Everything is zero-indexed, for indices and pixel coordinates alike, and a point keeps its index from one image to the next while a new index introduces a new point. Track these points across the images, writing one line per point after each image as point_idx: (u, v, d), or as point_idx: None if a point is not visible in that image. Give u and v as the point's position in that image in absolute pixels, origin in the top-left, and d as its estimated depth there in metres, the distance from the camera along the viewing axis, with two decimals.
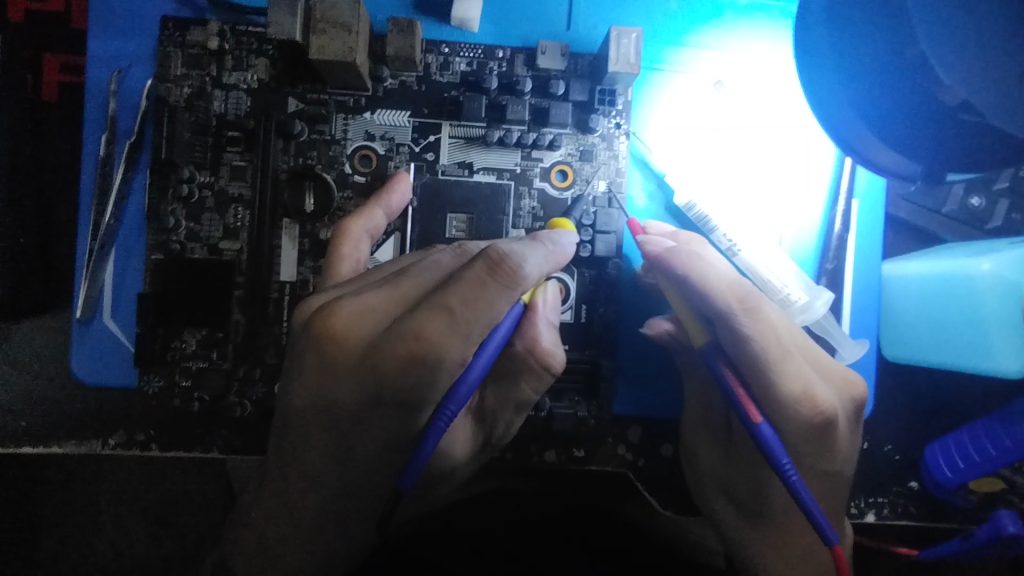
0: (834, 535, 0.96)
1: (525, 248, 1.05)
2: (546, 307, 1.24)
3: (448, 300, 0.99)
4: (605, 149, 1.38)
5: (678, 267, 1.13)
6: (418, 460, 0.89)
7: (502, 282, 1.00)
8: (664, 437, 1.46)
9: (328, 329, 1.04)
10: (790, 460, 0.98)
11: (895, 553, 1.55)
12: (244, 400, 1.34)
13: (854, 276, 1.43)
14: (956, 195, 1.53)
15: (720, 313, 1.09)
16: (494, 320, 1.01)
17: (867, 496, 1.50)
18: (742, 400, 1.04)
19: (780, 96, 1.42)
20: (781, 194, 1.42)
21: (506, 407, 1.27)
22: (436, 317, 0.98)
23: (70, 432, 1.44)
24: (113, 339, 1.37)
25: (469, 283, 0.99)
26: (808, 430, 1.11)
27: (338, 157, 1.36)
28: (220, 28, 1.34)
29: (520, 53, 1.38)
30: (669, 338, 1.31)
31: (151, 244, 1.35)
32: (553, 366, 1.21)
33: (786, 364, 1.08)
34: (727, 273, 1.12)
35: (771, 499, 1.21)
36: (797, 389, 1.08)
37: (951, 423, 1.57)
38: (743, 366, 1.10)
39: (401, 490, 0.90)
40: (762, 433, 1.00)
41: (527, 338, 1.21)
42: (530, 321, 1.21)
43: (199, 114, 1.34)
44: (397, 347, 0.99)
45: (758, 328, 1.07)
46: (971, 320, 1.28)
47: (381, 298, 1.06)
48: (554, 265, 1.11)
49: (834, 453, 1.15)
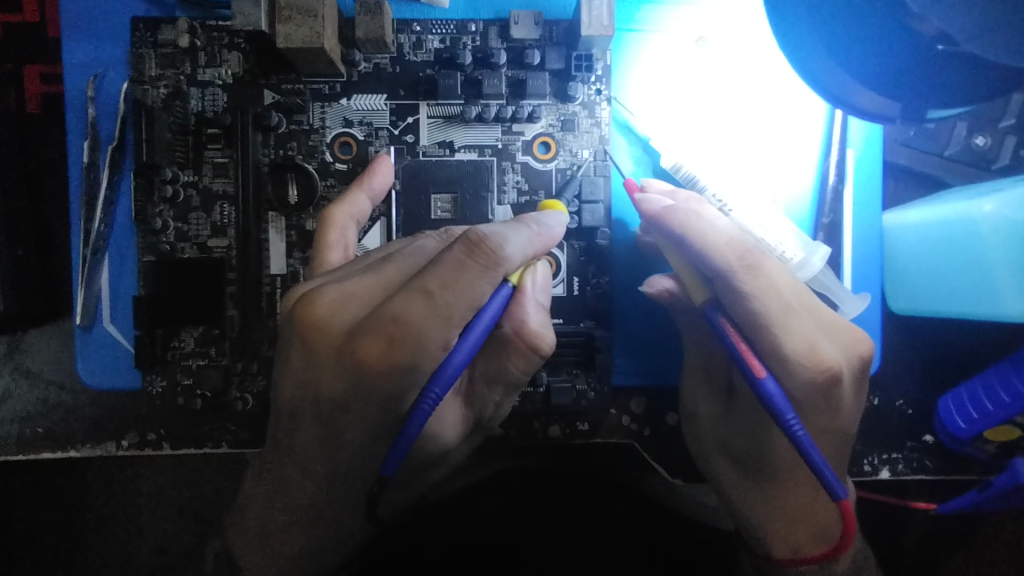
0: (842, 491, 0.93)
1: (508, 230, 1.04)
2: (535, 288, 1.19)
3: (426, 283, 0.98)
4: (587, 118, 1.35)
5: (676, 225, 1.11)
6: (402, 444, 0.89)
7: (481, 263, 0.98)
8: (666, 406, 1.46)
9: (311, 316, 1.04)
10: (795, 415, 0.94)
11: (913, 508, 1.52)
12: (245, 394, 1.36)
13: (853, 229, 1.39)
14: (960, 135, 1.47)
15: (721, 272, 1.05)
16: (476, 302, 0.99)
17: (880, 452, 1.46)
18: (745, 355, 0.99)
19: (766, 48, 1.37)
20: (772, 150, 1.38)
21: (494, 389, 1.25)
22: (416, 299, 0.97)
23: (85, 435, 1.51)
24: (114, 342, 1.39)
25: (449, 265, 0.98)
26: (812, 388, 1.08)
27: (318, 146, 1.35)
28: (189, 24, 1.33)
29: (493, 25, 1.35)
30: (670, 297, 1.26)
31: (142, 247, 1.36)
32: (542, 347, 1.19)
33: (788, 319, 1.06)
34: (727, 231, 1.08)
35: (774, 459, 1.18)
36: (801, 345, 1.06)
37: (965, 372, 1.53)
38: (743, 323, 1.06)
39: (386, 475, 0.90)
40: (764, 388, 0.96)
41: (515, 319, 1.18)
42: (518, 302, 1.17)
43: (178, 114, 1.35)
44: (377, 331, 0.99)
45: (757, 285, 1.04)
46: (975, 268, 1.24)
47: (364, 284, 1.06)
48: (541, 245, 1.10)
49: (840, 411, 1.13)
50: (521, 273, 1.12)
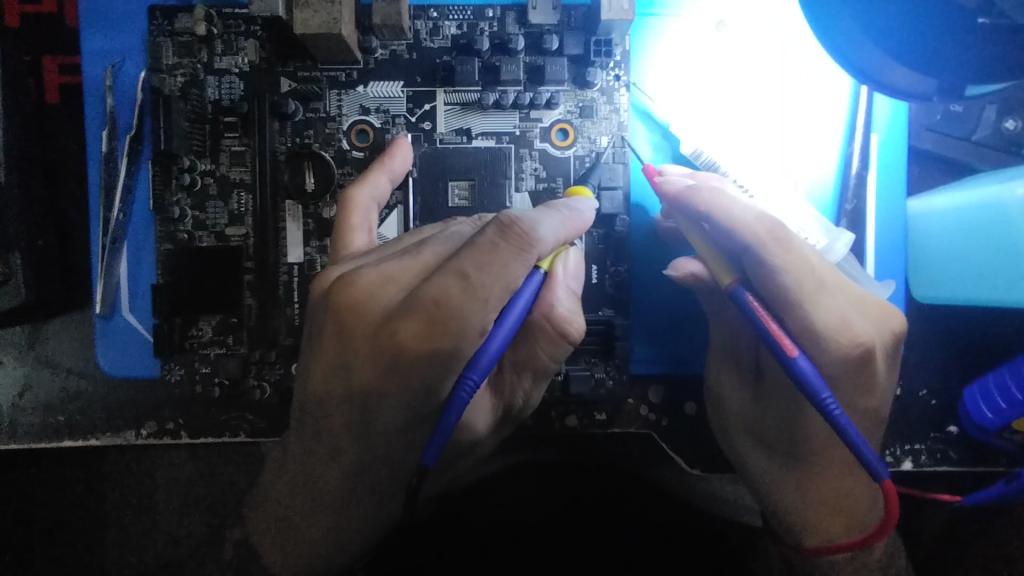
0: (884, 471, 0.89)
1: (539, 215, 1.04)
2: (566, 275, 1.22)
3: (463, 265, 0.98)
4: (605, 104, 1.34)
5: (699, 204, 1.10)
6: (442, 431, 0.88)
7: (515, 245, 0.99)
8: (686, 395, 1.43)
9: (348, 298, 1.03)
10: (831, 394, 0.93)
11: (938, 500, 1.49)
12: (263, 382, 1.36)
13: (877, 216, 1.36)
14: (989, 119, 1.43)
15: (748, 245, 1.05)
16: (511, 285, 1.00)
17: (902, 443, 1.45)
18: (774, 333, 0.97)
19: (786, 33, 1.35)
20: (795, 135, 1.35)
21: (523, 376, 1.24)
22: (452, 282, 0.97)
23: (104, 424, 1.51)
24: (133, 332, 1.40)
25: (484, 248, 0.98)
26: (848, 363, 1.06)
27: (335, 133, 1.35)
28: (206, 12, 1.33)
29: (511, 11, 1.33)
30: (694, 280, 1.23)
31: (160, 235, 1.37)
32: (571, 333, 1.18)
33: (820, 295, 1.05)
34: (754, 208, 1.08)
35: (810, 439, 1.17)
36: (833, 320, 1.04)
37: (990, 362, 1.50)
38: (772, 300, 1.05)
39: (425, 465, 0.88)
40: (799, 367, 0.95)
41: (544, 305, 1.18)
42: (549, 287, 1.18)
43: (195, 102, 1.34)
44: (416, 315, 0.98)
45: (786, 258, 1.03)
46: (1008, 250, 1.21)
47: (400, 266, 1.05)
48: (572, 230, 1.10)
49: (875, 388, 1.11)
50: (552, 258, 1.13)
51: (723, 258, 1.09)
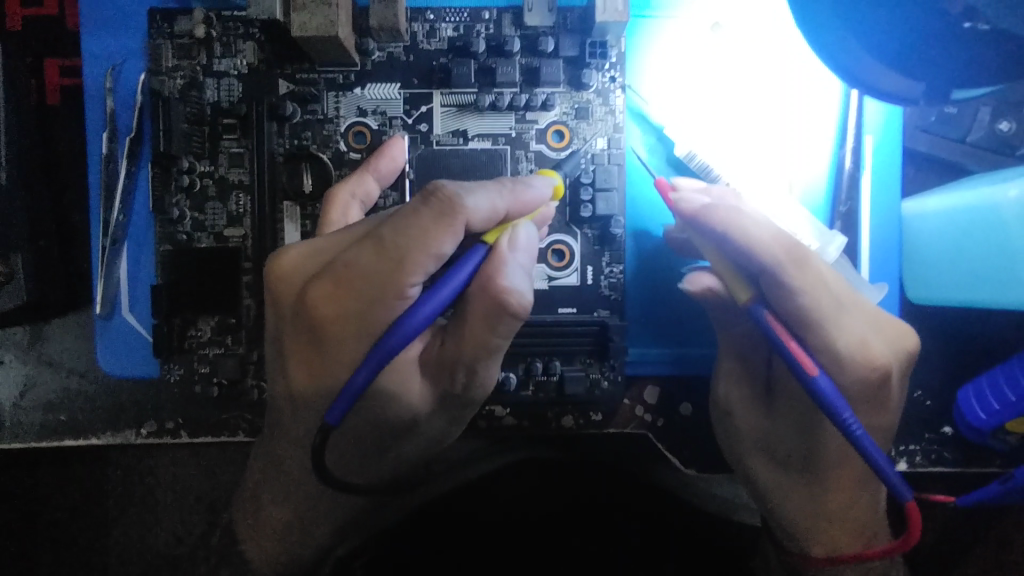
0: (907, 490, 0.93)
1: (473, 183, 1.01)
2: (514, 247, 1.03)
3: (380, 232, 1.00)
4: (601, 106, 1.34)
5: (715, 222, 1.10)
6: (348, 390, 0.91)
7: (436, 210, 0.97)
8: (681, 396, 1.44)
9: (277, 266, 1.11)
10: (853, 414, 0.96)
11: (933, 501, 1.49)
12: (261, 382, 1.38)
13: (871, 217, 1.37)
14: (982, 120, 1.44)
15: (767, 267, 1.06)
16: (435, 253, 0.99)
17: (897, 444, 1.46)
18: (794, 352, 0.98)
19: (781, 35, 1.36)
20: (789, 137, 1.36)
21: (463, 357, 1.11)
22: (368, 248, 1.00)
23: (105, 423, 1.53)
24: (133, 331, 1.41)
25: (404, 215, 0.99)
26: (866, 383, 1.12)
27: (332, 135, 1.36)
28: (206, 15, 1.34)
29: (507, 13, 1.34)
30: (711, 294, 1.22)
31: (160, 236, 1.38)
32: (514, 307, 1.02)
33: (839, 316, 1.09)
34: (772, 226, 1.09)
35: (824, 452, 1.20)
36: (852, 342, 1.09)
37: (985, 362, 1.50)
38: (792, 320, 1.08)
39: (329, 425, 0.92)
40: (819, 386, 0.96)
41: (483, 277, 1.01)
42: (492, 262, 1.02)
43: (194, 104, 1.35)
44: (329, 277, 1.02)
45: (806, 280, 1.05)
46: (1001, 251, 1.21)
47: (334, 237, 1.10)
48: (510, 198, 1.03)
49: (888, 406, 1.17)
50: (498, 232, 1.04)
51: (741, 273, 1.09)
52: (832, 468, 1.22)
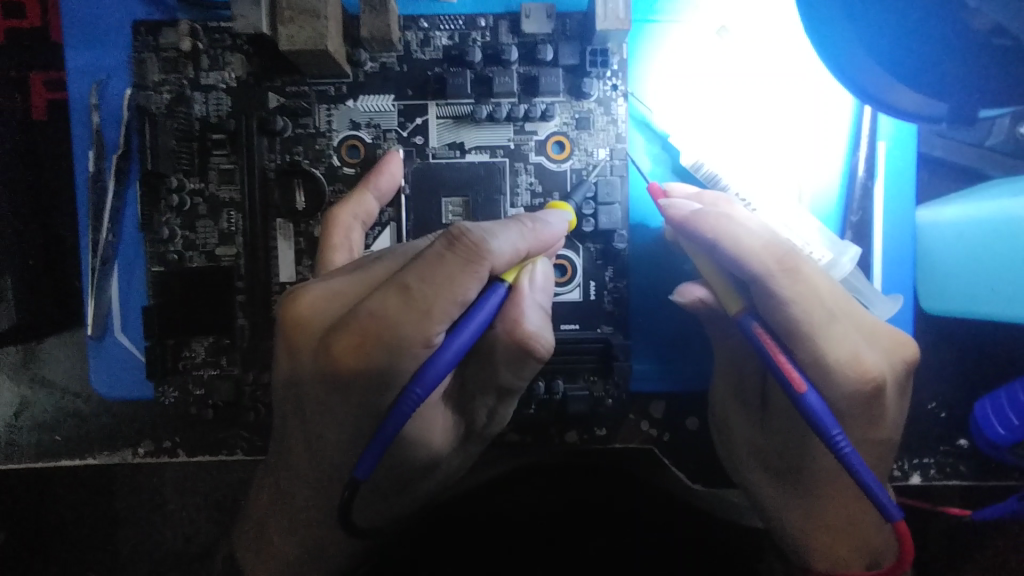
0: (898, 512, 0.89)
1: (496, 227, 1.00)
2: (534, 288, 1.08)
3: (405, 278, 0.96)
4: (603, 115, 1.29)
5: (706, 230, 1.07)
6: (377, 444, 0.87)
7: (463, 256, 0.95)
8: (688, 411, 1.41)
9: (295, 312, 1.06)
10: (841, 430, 0.91)
11: (946, 513, 1.44)
12: (258, 405, 1.33)
13: (884, 226, 1.32)
14: (1002, 126, 1.39)
15: (758, 276, 1.03)
16: (460, 298, 0.96)
17: (911, 457, 1.40)
18: (784, 368, 0.96)
19: (790, 39, 1.31)
20: (799, 144, 1.31)
21: (486, 395, 1.16)
22: (393, 295, 0.96)
23: (101, 444, 1.49)
24: (125, 352, 1.38)
25: (428, 260, 0.96)
26: (856, 399, 1.07)
27: (325, 150, 1.31)
28: (191, 27, 1.30)
29: (503, 19, 1.29)
30: (703, 306, 1.20)
31: (150, 256, 1.34)
32: (538, 351, 1.07)
33: (832, 327, 1.05)
34: (761, 232, 1.05)
35: (824, 477, 1.18)
36: (844, 354, 1.04)
37: (1001, 372, 1.46)
38: (780, 331, 1.05)
39: (357, 478, 0.88)
40: (808, 404, 0.93)
41: (508, 321, 1.06)
42: (514, 303, 1.06)
43: (182, 120, 1.32)
44: (353, 328, 0.98)
45: (796, 291, 1.02)
46: (1012, 264, 1.17)
47: (349, 281, 1.07)
48: (532, 242, 1.03)
49: (883, 421, 1.13)
50: (515, 273, 1.04)
51: (727, 279, 1.09)
52: (847, 487, 1.18)
